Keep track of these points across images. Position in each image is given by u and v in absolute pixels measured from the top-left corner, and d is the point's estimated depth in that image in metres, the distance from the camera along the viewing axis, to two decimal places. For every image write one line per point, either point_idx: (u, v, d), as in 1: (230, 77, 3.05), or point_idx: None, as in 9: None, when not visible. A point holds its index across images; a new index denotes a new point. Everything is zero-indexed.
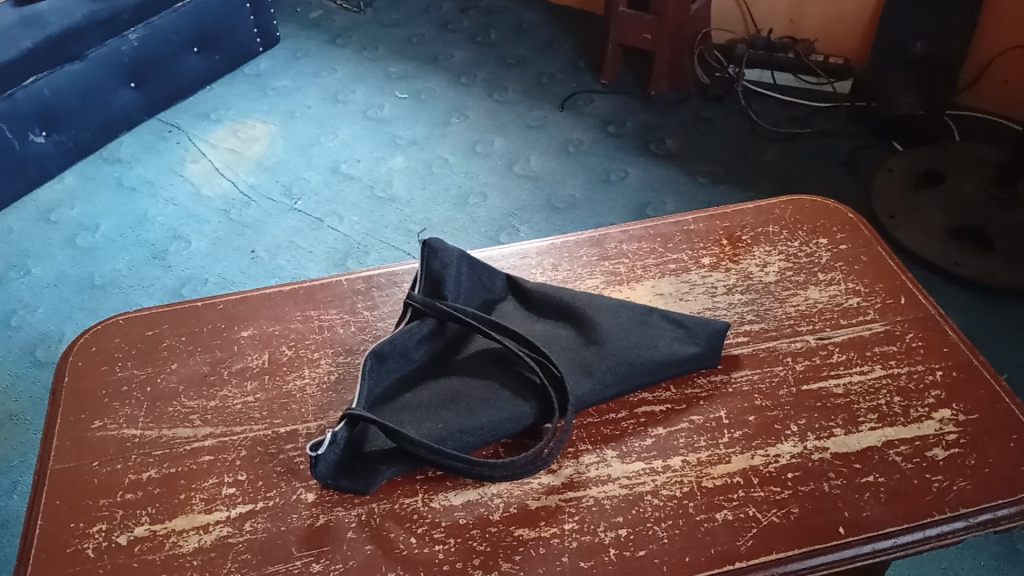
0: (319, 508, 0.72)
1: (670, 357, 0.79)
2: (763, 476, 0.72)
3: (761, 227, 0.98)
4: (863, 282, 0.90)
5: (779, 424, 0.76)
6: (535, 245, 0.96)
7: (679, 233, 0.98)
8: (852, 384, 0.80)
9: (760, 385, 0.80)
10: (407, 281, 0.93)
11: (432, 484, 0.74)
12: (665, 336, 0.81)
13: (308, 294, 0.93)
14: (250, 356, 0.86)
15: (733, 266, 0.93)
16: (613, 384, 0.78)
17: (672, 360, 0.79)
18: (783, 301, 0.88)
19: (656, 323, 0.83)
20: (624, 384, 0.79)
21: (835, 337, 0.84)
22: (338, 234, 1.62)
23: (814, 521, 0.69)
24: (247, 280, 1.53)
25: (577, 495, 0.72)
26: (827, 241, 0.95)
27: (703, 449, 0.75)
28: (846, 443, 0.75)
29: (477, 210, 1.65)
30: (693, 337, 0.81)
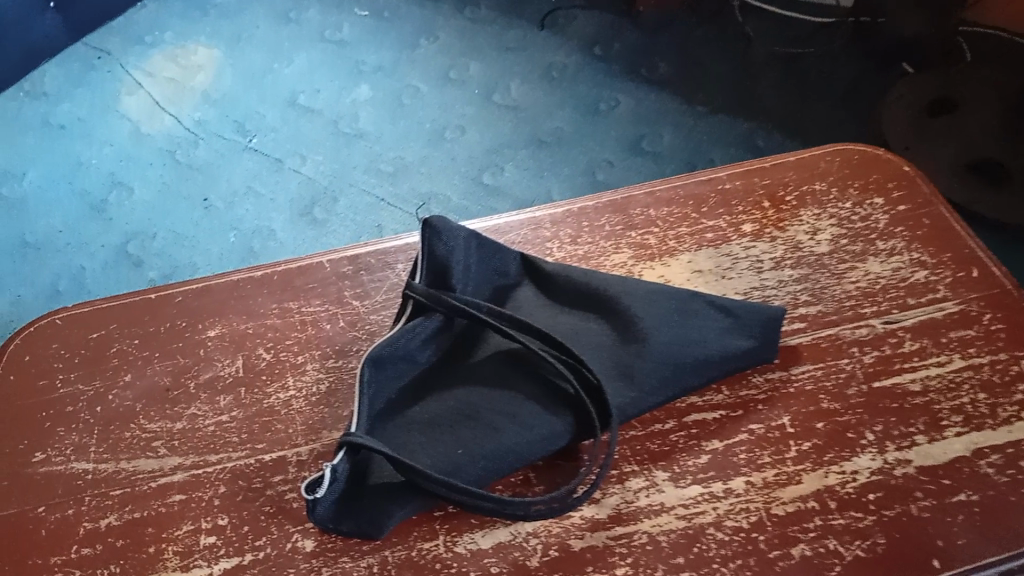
0: (320, 561, 0.60)
1: (717, 355, 0.66)
2: (841, 500, 0.62)
3: (807, 184, 0.84)
4: (928, 252, 0.78)
5: (853, 433, 0.66)
6: (548, 212, 0.82)
7: (714, 195, 0.83)
8: (930, 380, 0.69)
9: (826, 383, 0.69)
10: (401, 262, 0.78)
11: (454, 522, 0.62)
12: (712, 328, 0.68)
13: (282, 280, 0.77)
14: (220, 362, 0.72)
15: (779, 234, 0.80)
16: (658, 390, 0.65)
17: (722, 358, 0.67)
18: (841, 278, 0.76)
19: (700, 312, 0.69)
20: (670, 388, 0.66)
21: (904, 320, 0.73)
22: (302, 178, 1.45)
23: (902, 555, 0.60)
24: (204, 238, 1.38)
25: (628, 531, 0.61)
26: (884, 201, 0.82)
27: (769, 466, 0.64)
28: (930, 453, 0.65)
29: (455, 146, 1.49)
30: (747, 328, 0.68)
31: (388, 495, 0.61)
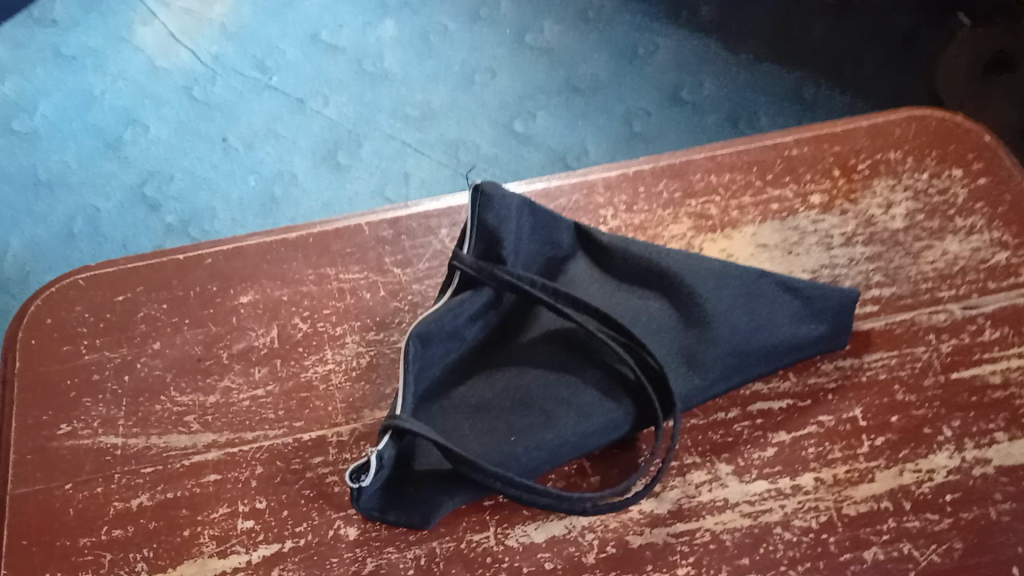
0: (364, 551, 0.57)
1: (789, 342, 0.63)
2: (916, 501, 0.59)
3: (880, 152, 0.78)
4: (1010, 231, 0.73)
5: (929, 429, 0.62)
6: (601, 174, 0.77)
7: (781, 160, 0.78)
8: (1011, 372, 0.65)
9: (900, 373, 0.65)
10: (446, 227, 0.73)
11: (505, 512, 0.58)
12: (783, 312, 0.64)
13: (318, 243, 0.72)
14: (254, 332, 0.67)
15: (850, 206, 0.75)
16: (722, 378, 0.62)
17: (790, 345, 0.63)
18: (917, 257, 0.71)
19: (770, 294, 0.64)
20: (735, 376, 0.62)
21: (984, 306, 0.68)
22: (324, 121, 1.37)
23: (979, 563, 0.56)
24: (224, 183, 1.33)
25: (690, 528, 0.58)
26: (963, 174, 0.77)
27: (840, 462, 0.60)
28: (1011, 453, 0.60)
29: (483, 93, 1.38)
30: (818, 313, 0.64)
31: (436, 482, 0.57)
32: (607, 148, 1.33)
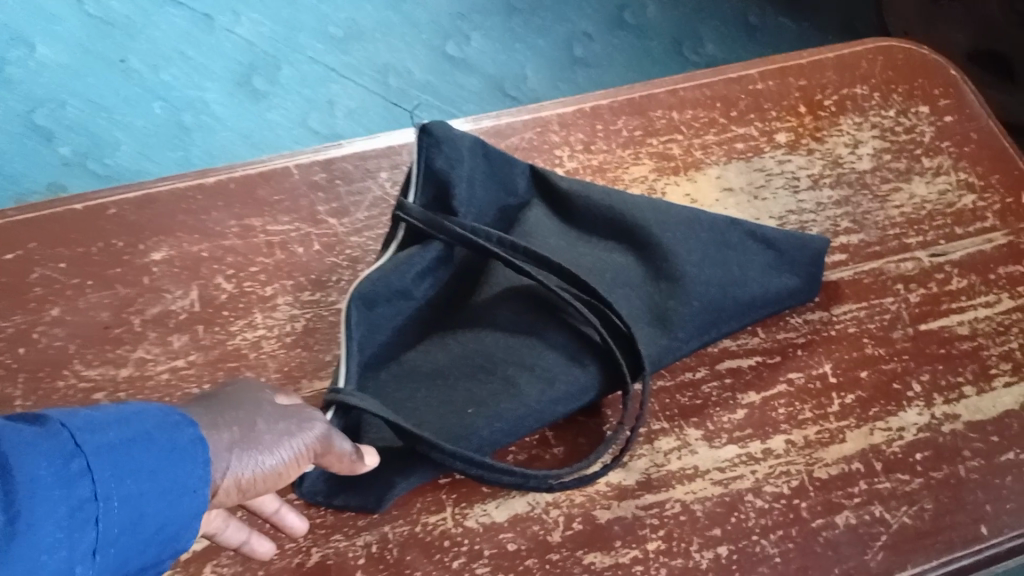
0: (309, 540, 0.52)
1: (762, 295, 0.59)
2: (887, 461, 0.57)
3: (847, 87, 0.74)
4: (976, 171, 0.70)
5: (899, 384, 0.60)
6: (555, 111, 0.72)
7: (745, 96, 0.74)
8: (979, 323, 0.62)
9: (869, 326, 0.62)
10: (385, 170, 0.66)
11: (463, 491, 0.54)
12: (754, 264, 0.60)
13: (243, 189, 0.65)
14: (171, 293, 0.60)
15: (816, 145, 0.71)
16: (694, 336, 0.58)
17: (761, 300, 0.59)
18: (884, 201, 0.68)
19: (739, 245, 0.60)
20: (706, 333, 0.58)
21: (952, 253, 0.66)
22: (237, 40, 1.24)
23: (949, 524, 0.55)
24: (126, 108, 1.19)
25: (659, 500, 0.55)
26: (930, 111, 0.73)
27: (811, 423, 0.58)
28: (979, 407, 0.59)
29: (413, 10, 1.28)
30: (789, 264, 0.61)
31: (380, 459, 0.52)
32: (547, 73, 1.23)
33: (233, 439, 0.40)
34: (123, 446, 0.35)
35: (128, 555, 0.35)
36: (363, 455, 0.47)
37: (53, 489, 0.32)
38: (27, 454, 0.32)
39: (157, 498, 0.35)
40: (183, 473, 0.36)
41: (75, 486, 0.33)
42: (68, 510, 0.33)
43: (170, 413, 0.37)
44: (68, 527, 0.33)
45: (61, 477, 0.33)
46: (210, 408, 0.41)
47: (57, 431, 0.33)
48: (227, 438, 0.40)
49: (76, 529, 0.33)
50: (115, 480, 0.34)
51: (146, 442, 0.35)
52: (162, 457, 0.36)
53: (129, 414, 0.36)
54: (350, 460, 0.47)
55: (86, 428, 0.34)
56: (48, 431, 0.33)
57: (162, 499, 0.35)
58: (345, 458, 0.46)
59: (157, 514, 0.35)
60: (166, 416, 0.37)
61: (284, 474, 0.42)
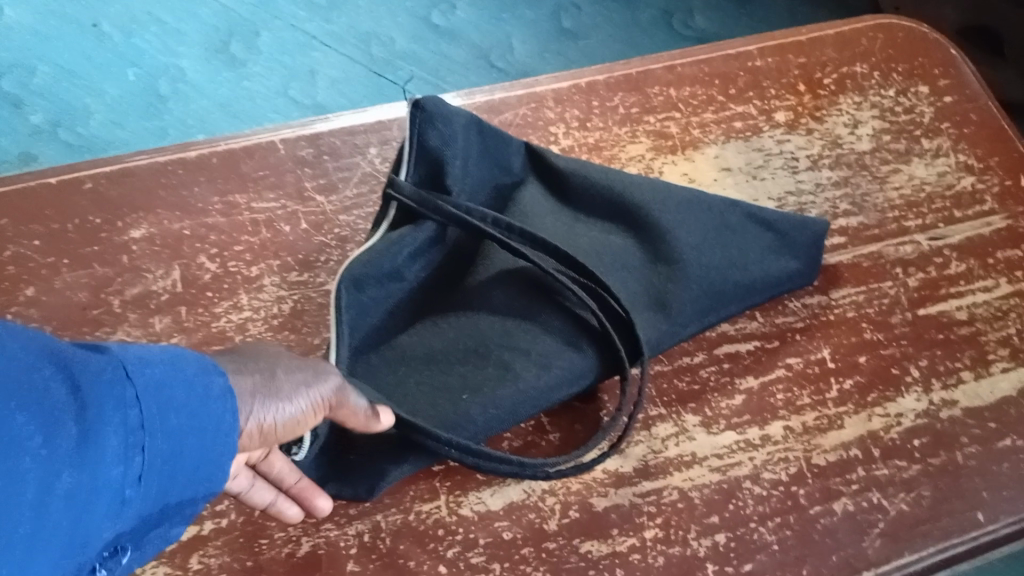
0: (298, 530, 0.51)
1: (762, 279, 0.58)
2: (885, 447, 0.56)
3: (847, 65, 0.73)
4: (976, 154, 0.69)
5: (898, 369, 0.59)
6: (550, 87, 0.71)
7: (743, 73, 0.72)
8: (977, 307, 0.62)
9: (868, 310, 0.61)
10: (375, 147, 0.64)
11: (457, 479, 0.53)
12: (754, 247, 0.59)
13: (226, 164, 0.63)
14: (151, 273, 0.58)
15: (815, 125, 0.69)
16: (693, 320, 0.57)
17: (761, 284, 0.58)
18: (883, 182, 0.67)
19: (739, 228, 0.59)
20: (706, 318, 0.57)
21: (952, 237, 0.65)
22: (215, 6, 1.21)
23: (946, 510, 0.54)
24: (98, 75, 1.15)
25: (657, 487, 0.54)
26: (930, 90, 0.72)
27: (809, 409, 0.57)
28: (977, 393, 0.58)
29: None
30: (790, 246, 0.59)
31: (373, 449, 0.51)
32: (534, 44, 1.19)
33: (254, 386, 0.39)
34: (169, 382, 0.34)
35: (166, 491, 0.34)
36: (378, 412, 0.45)
37: (110, 419, 0.31)
38: (85, 382, 0.31)
39: (197, 439, 0.35)
40: (221, 415, 0.35)
41: (129, 412, 0.32)
42: (122, 437, 0.32)
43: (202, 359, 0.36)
44: (122, 452, 0.32)
45: (117, 400, 0.32)
46: (229, 357, 0.40)
47: (110, 363, 0.32)
48: (246, 386, 0.38)
49: (128, 454, 0.32)
50: (163, 413, 0.33)
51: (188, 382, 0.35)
52: (203, 394, 0.35)
53: (171, 351, 0.35)
54: (363, 417, 0.45)
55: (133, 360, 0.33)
56: (101, 357, 0.32)
57: (203, 435, 0.35)
58: (359, 414, 0.44)
59: (196, 454, 0.35)
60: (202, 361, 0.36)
61: (305, 422, 0.41)
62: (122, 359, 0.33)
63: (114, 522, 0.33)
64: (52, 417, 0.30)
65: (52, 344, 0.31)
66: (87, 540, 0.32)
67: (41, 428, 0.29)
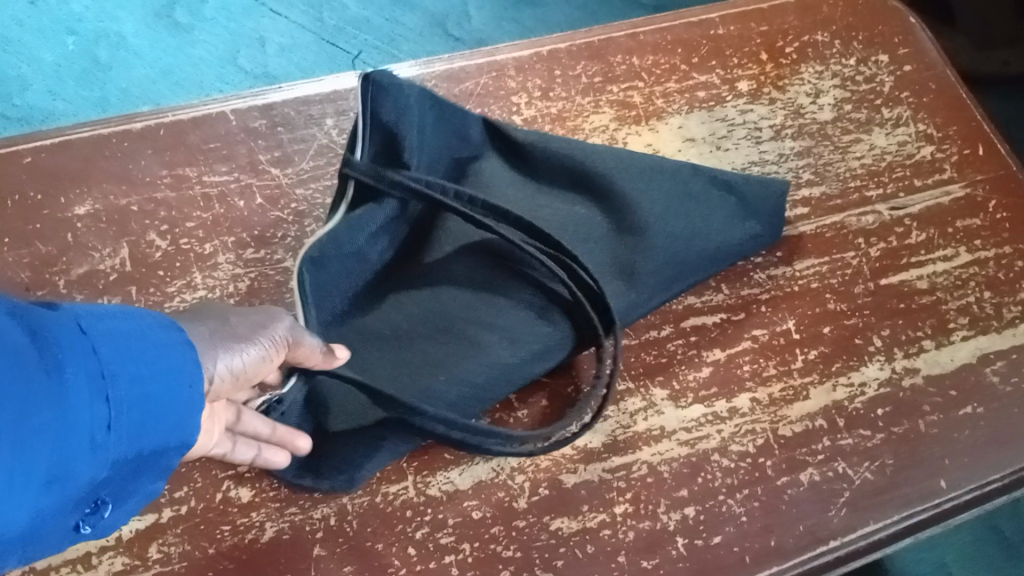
0: (261, 515, 0.50)
1: (726, 246, 0.58)
2: (849, 417, 0.57)
3: (808, 34, 0.72)
4: (935, 123, 0.69)
5: (861, 339, 0.59)
6: (512, 55, 0.69)
7: (706, 41, 0.71)
8: (937, 277, 0.62)
9: (831, 281, 0.61)
10: (331, 118, 0.62)
11: (424, 459, 0.52)
12: (718, 215, 0.58)
13: (173, 136, 0.60)
14: (97, 251, 0.55)
15: (777, 95, 0.69)
16: (662, 290, 0.56)
17: (726, 249, 0.58)
18: (845, 152, 0.67)
19: (703, 194, 0.58)
20: (674, 286, 0.57)
21: (912, 206, 0.65)
22: None
23: (909, 477, 0.55)
24: (32, 42, 1.09)
25: (626, 462, 0.53)
26: (889, 59, 0.72)
27: (775, 380, 0.57)
28: (938, 360, 0.59)
29: None
30: (753, 209, 0.59)
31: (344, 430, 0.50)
32: (491, 11, 1.15)
33: (208, 331, 0.41)
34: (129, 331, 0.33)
35: (140, 434, 0.33)
36: (333, 348, 0.47)
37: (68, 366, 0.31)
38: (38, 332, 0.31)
39: (164, 388, 0.34)
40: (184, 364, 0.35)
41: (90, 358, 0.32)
42: (86, 383, 0.31)
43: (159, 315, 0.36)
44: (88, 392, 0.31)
45: (77, 345, 0.31)
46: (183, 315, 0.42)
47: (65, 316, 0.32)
48: (208, 334, 0.40)
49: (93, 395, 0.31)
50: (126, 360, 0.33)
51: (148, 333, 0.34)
52: (163, 344, 0.35)
53: (129, 306, 0.35)
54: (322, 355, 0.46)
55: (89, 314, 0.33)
56: (56, 313, 0.32)
57: (166, 385, 0.34)
58: (314, 352, 0.46)
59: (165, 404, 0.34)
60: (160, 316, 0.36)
61: (272, 360, 0.43)
62: (77, 314, 0.33)
63: (87, 466, 0.32)
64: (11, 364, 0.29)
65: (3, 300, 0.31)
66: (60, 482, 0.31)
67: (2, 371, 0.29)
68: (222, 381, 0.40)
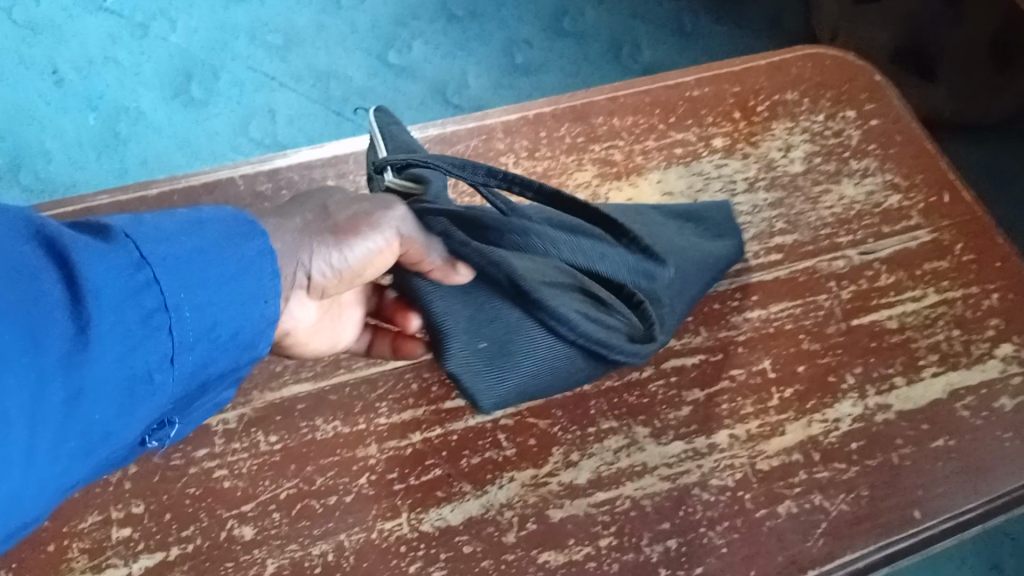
0: (264, 551, 0.53)
1: (714, 257, 0.63)
2: (824, 451, 0.59)
3: (778, 92, 0.77)
4: (901, 172, 0.73)
5: (834, 377, 0.62)
6: (500, 119, 0.74)
7: (682, 102, 0.76)
8: (907, 316, 0.65)
9: (805, 322, 0.65)
10: (332, 179, 0.66)
11: (418, 496, 0.55)
12: (691, 235, 0.64)
13: (187, 201, 0.65)
14: None
15: (750, 150, 0.73)
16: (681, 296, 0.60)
17: (716, 261, 0.63)
18: (816, 202, 0.71)
19: (666, 221, 0.65)
20: (688, 291, 0.61)
21: (880, 251, 0.69)
22: (171, 46, 1.21)
23: (886, 507, 0.57)
24: (57, 120, 1.16)
25: (611, 497, 0.56)
26: (856, 114, 0.76)
27: (752, 417, 0.60)
28: (910, 396, 0.62)
29: (354, 15, 1.24)
30: (715, 228, 0.66)
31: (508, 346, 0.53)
32: (488, 79, 1.20)
33: (322, 232, 0.45)
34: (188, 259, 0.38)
35: (197, 359, 0.39)
36: (455, 263, 0.52)
37: (119, 309, 0.35)
38: (96, 273, 0.34)
39: (227, 307, 0.39)
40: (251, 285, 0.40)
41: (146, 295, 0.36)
42: (141, 320, 0.36)
43: (230, 227, 0.40)
44: (126, 347, 0.35)
45: (129, 285, 0.35)
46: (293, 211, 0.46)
47: (123, 245, 0.36)
48: (332, 226, 0.46)
49: (128, 354, 0.36)
50: (183, 289, 0.37)
51: (207, 255, 0.38)
52: (229, 267, 0.39)
53: (193, 225, 0.39)
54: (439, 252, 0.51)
55: (144, 241, 0.37)
56: (113, 247, 0.36)
57: (227, 311, 0.39)
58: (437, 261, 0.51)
59: (230, 320, 0.39)
60: (230, 231, 0.40)
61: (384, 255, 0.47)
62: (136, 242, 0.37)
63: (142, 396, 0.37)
64: (56, 325, 0.33)
65: (52, 234, 0.34)
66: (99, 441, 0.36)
67: (33, 348, 0.32)
68: (328, 281, 0.46)
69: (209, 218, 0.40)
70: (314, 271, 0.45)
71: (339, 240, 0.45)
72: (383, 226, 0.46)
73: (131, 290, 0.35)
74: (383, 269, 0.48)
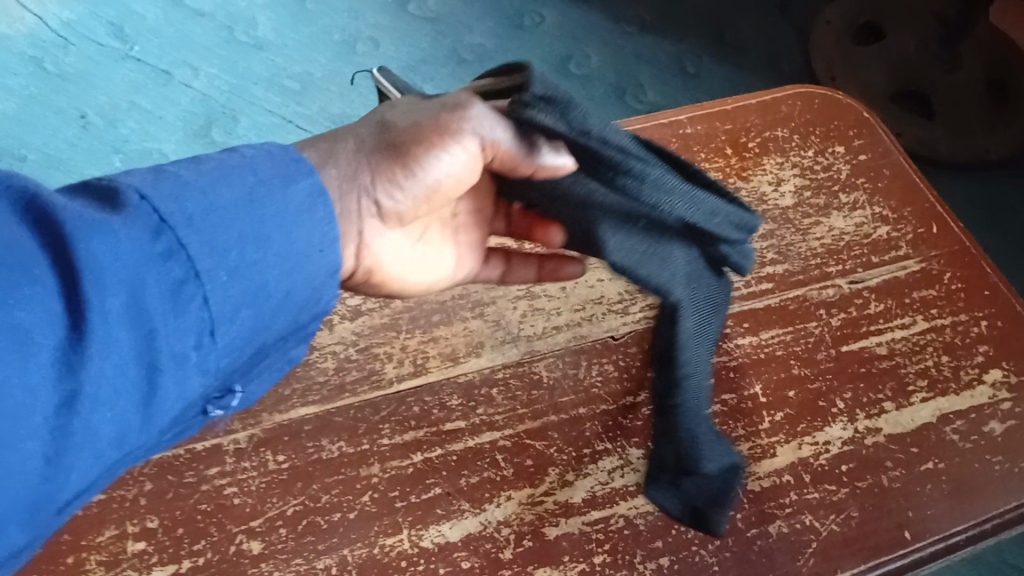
0: (269, 565, 0.55)
1: None
2: (815, 472, 0.61)
3: (769, 130, 0.80)
4: (890, 205, 0.76)
5: (824, 401, 0.64)
6: None
7: (677, 140, 0.79)
8: (895, 343, 0.67)
9: (795, 348, 0.67)
10: None
11: (418, 514, 0.57)
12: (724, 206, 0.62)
13: None
14: None
15: (743, 184, 0.76)
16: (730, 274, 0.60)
17: None
18: (806, 234, 0.73)
19: None
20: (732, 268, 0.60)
21: (869, 280, 0.71)
22: (194, 93, 1.26)
23: (876, 527, 0.59)
24: (84, 161, 1.21)
25: (605, 516, 0.58)
26: (845, 150, 0.79)
27: (743, 440, 0.62)
28: (899, 421, 0.63)
29: (367, 62, 1.30)
30: None
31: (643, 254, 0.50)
32: None
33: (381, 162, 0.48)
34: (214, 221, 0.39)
35: (241, 318, 0.40)
36: (551, 146, 0.46)
37: (134, 291, 0.35)
38: (111, 252, 0.35)
39: (269, 262, 0.41)
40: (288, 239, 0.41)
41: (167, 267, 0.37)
42: (168, 291, 0.37)
43: (261, 180, 0.41)
44: (146, 330, 0.36)
45: (144, 262, 0.36)
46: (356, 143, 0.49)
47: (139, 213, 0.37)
48: (394, 153, 0.48)
49: (146, 335, 0.36)
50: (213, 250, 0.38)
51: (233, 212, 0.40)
52: (263, 223, 0.41)
53: (212, 185, 0.40)
54: (543, 155, 0.46)
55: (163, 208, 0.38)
56: (125, 223, 0.36)
57: (269, 265, 0.41)
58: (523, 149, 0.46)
59: (275, 277, 0.41)
60: (257, 186, 0.41)
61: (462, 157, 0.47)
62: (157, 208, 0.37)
63: (184, 375, 0.38)
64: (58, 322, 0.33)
65: (50, 221, 0.34)
66: (119, 439, 0.36)
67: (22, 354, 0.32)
68: (400, 203, 0.49)
69: (233, 174, 0.41)
70: (378, 193, 0.48)
71: (401, 167, 0.48)
72: (456, 134, 0.47)
73: (150, 261, 0.36)
74: (464, 180, 0.49)
